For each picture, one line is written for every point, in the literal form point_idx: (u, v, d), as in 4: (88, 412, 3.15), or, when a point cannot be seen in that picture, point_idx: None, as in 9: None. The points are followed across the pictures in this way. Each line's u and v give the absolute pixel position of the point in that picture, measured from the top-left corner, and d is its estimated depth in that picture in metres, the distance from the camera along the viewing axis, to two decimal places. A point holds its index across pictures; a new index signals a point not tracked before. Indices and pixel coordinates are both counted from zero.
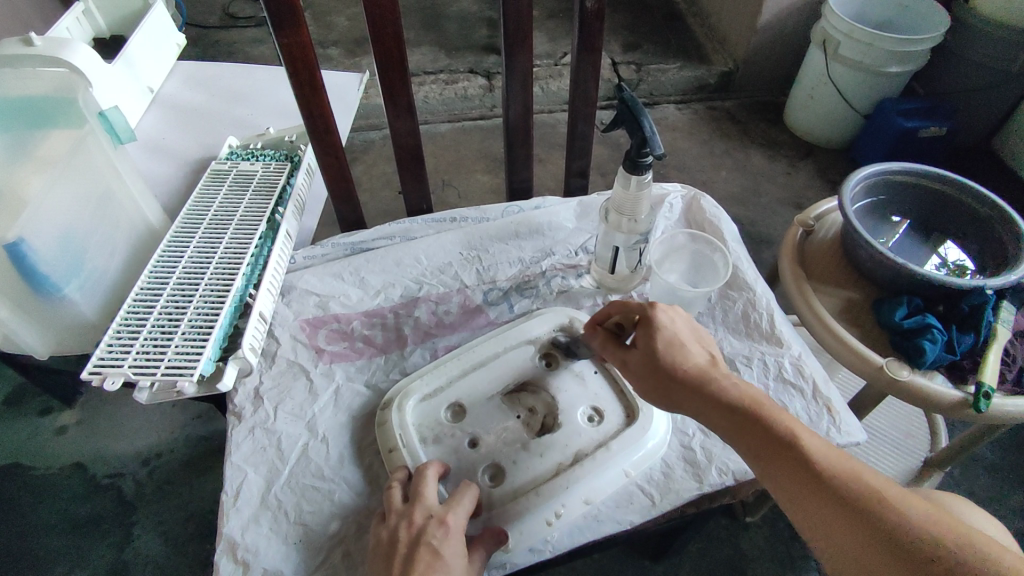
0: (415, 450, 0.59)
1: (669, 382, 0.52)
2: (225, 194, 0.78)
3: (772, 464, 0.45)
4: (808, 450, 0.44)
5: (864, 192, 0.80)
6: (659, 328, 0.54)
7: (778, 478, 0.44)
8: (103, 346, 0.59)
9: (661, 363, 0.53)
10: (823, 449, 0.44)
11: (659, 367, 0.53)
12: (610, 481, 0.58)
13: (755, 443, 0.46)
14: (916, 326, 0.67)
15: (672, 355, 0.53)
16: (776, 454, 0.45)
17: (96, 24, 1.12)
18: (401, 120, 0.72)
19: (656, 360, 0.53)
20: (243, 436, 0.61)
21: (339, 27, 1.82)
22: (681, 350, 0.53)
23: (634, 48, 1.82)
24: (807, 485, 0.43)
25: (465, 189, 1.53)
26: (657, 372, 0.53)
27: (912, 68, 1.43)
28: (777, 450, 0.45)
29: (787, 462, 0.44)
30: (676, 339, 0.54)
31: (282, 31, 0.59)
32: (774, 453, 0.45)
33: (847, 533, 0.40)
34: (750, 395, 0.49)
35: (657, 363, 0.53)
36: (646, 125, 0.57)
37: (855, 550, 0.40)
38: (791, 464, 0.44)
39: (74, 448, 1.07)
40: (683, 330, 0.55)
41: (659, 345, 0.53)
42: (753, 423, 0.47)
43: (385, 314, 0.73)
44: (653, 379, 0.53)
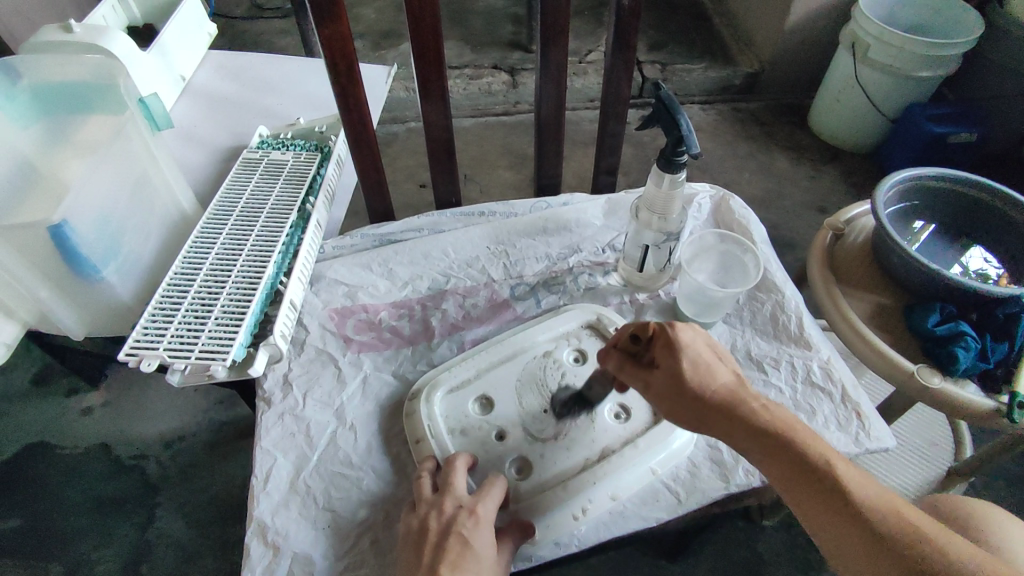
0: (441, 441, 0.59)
1: (693, 406, 0.49)
2: (257, 183, 0.79)
3: (809, 502, 0.43)
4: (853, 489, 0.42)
5: (894, 197, 0.79)
6: (682, 349, 0.49)
7: (813, 515, 0.43)
8: (139, 328, 0.61)
9: (686, 387, 0.48)
10: (862, 483, 0.43)
11: (687, 393, 0.48)
12: (637, 478, 0.58)
13: (791, 477, 0.44)
14: (949, 333, 0.66)
15: (699, 377, 0.49)
16: (817, 494, 0.42)
17: (131, 13, 1.13)
18: (435, 113, 0.72)
19: (683, 387, 0.49)
20: (273, 422, 0.62)
21: (365, 19, 1.83)
22: (708, 371, 0.49)
23: (659, 47, 1.81)
24: (844, 521, 0.41)
25: (487, 184, 1.54)
26: (682, 395, 0.49)
27: (943, 73, 1.41)
28: (812, 488, 0.43)
29: (825, 498, 0.42)
30: (701, 362, 0.49)
31: (323, 21, 0.59)
32: (807, 485, 0.43)
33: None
34: (782, 419, 0.46)
35: (682, 387, 0.49)
36: (682, 123, 0.57)
37: None
38: (830, 500, 0.42)
39: (101, 429, 1.09)
40: (703, 347, 0.51)
41: (684, 367, 0.49)
42: (784, 454, 0.45)
43: (413, 306, 0.74)
44: (676, 400, 0.49)
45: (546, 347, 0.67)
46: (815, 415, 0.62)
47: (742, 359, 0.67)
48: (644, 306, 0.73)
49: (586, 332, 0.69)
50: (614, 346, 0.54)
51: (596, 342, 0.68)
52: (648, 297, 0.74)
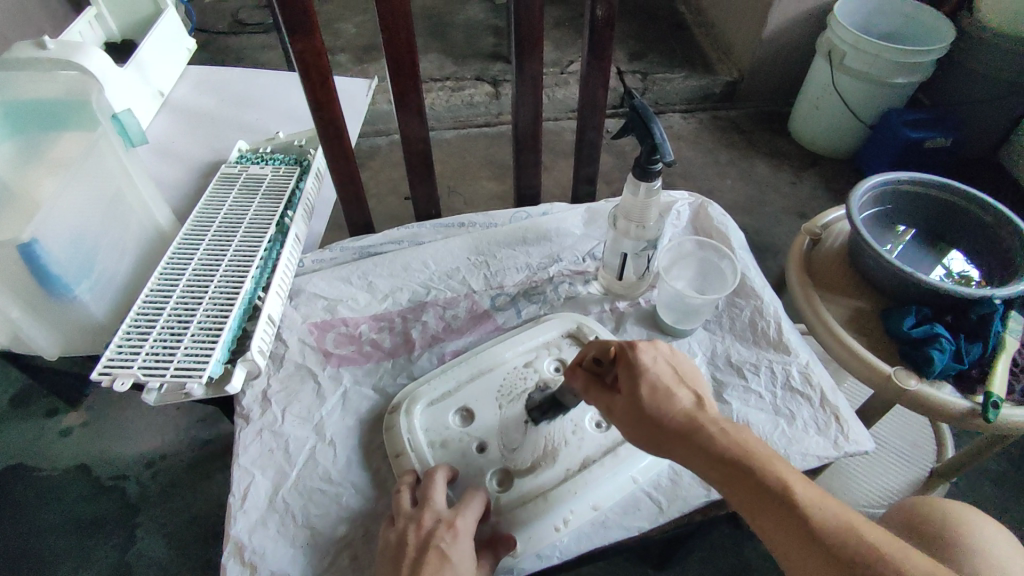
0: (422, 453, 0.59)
1: (649, 430, 0.49)
2: (235, 198, 0.78)
3: (769, 524, 0.41)
4: (814, 511, 0.40)
5: (871, 202, 0.80)
6: (637, 371, 0.50)
7: (774, 540, 0.41)
8: (112, 347, 0.60)
9: (643, 410, 0.49)
10: (826, 506, 0.41)
11: (643, 415, 0.49)
12: (618, 487, 0.58)
13: (751, 502, 0.43)
14: (924, 335, 0.67)
15: (655, 401, 0.49)
16: (777, 521, 0.41)
17: (108, 29, 1.13)
18: (412, 124, 0.72)
19: (641, 411, 0.49)
20: (251, 439, 0.62)
21: (347, 34, 1.84)
22: (664, 393, 0.50)
23: (640, 57, 1.83)
24: (807, 549, 0.39)
25: (471, 196, 1.54)
26: (638, 417, 0.50)
27: (917, 78, 1.43)
28: (770, 509, 0.41)
29: (783, 518, 0.41)
30: (659, 385, 0.50)
31: (296, 36, 0.59)
32: (767, 511, 0.41)
33: None
34: (740, 439, 0.45)
35: (640, 411, 0.49)
36: (655, 131, 0.57)
37: None
38: (789, 522, 0.40)
39: (79, 450, 1.08)
40: (659, 371, 0.51)
41: (641, 391, 0.50)
42: (740, 473, 0.43)
43: (393, 318, 0.73)
44: (639, 424, 0.50)
45: (526, 357, 0.67)
46: (794, 420, 0.62)
47: (722, 365, 0.68)
48: (624, 314, 0.73)
49: (567, 341, 0.69)
50: (583, 368, 0.56)
51: (578, 351, 0.68)
52: (629, 304, 0.74)
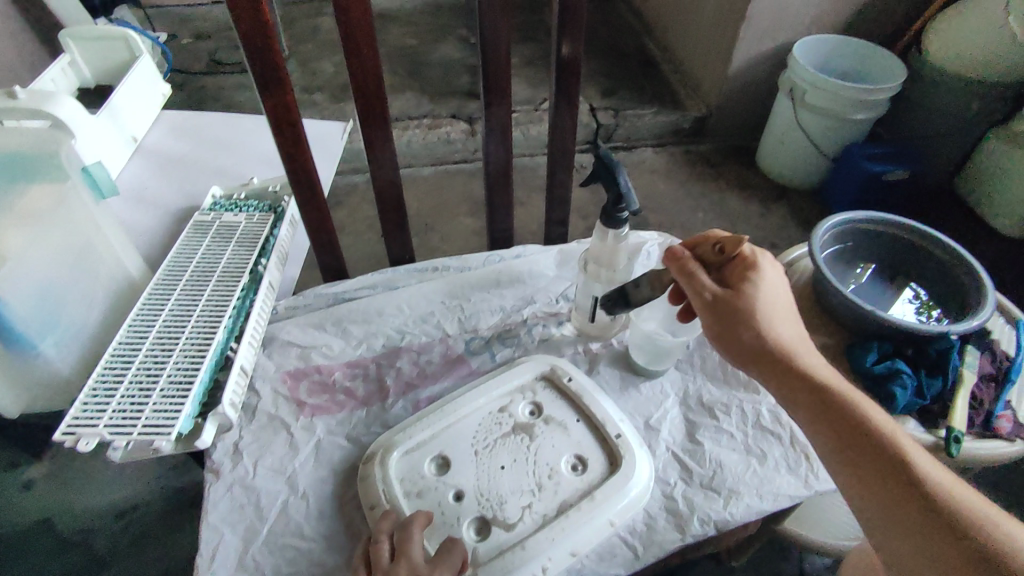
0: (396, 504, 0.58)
1: (748, 335, 0.52)
2: (208, 246, 0.78)
3: (854, 445, 0.46)
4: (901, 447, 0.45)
5: (831, 241, 0.83)
6: (762, 282, 0.53)
7: (854, 457, 0.46)
8: (78, 405, 0.59)
9: (753, 319, 0.52)
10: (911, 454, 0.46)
11: (754, 322, 0.52)
12: (595, 531, 0.57)
13: (839, 423, 0.47)
14: (886, 372, 0.69)
15: (768, 315, 0.52)
16: (864, 447, 0.46)
17: (82, 75, 1.14)
18: (384, 172, 0.73)
19: (751, 317, 0.52)
20: (220, 495, 0.61)
21: (323, 73, 1.86)
22: (779, 312, 0.53)
23: (612, 94, 1.88)
24: (888, 471, 0.44)
25: (448, 232, 1.55)
26: (739, 321, 0.52)
27: (875, 115, 1.50)
28: (859, 434, 0.46)
29: (870, 447, 0.46)
30: (777, 304, 0.53)
31: (267, 92, 0.60)
32: (857, 432, 0.46)
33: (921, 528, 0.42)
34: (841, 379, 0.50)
35: (750, 318, 0.52)
36: (621, 181, 0.59)
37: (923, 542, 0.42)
38: (871, 445, 0.45)
39: (43, 503, 1.04)
40: (779, 296, 0.54)
41: (756, 300, 0.52)
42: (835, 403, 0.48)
43: (367, 365, 0.73)
44: (742, 325, 0.52)
45: (500, 402, 0.67)
46: (765, 460, 0.63)
47: (694, 406, 0.69)
48: (597, 355, 0.74)
49: (542, 384, 0.69)
50: (682, 259, 0.56)
51: (552, 394, 0.68)
52: (601, 346, 0.75)
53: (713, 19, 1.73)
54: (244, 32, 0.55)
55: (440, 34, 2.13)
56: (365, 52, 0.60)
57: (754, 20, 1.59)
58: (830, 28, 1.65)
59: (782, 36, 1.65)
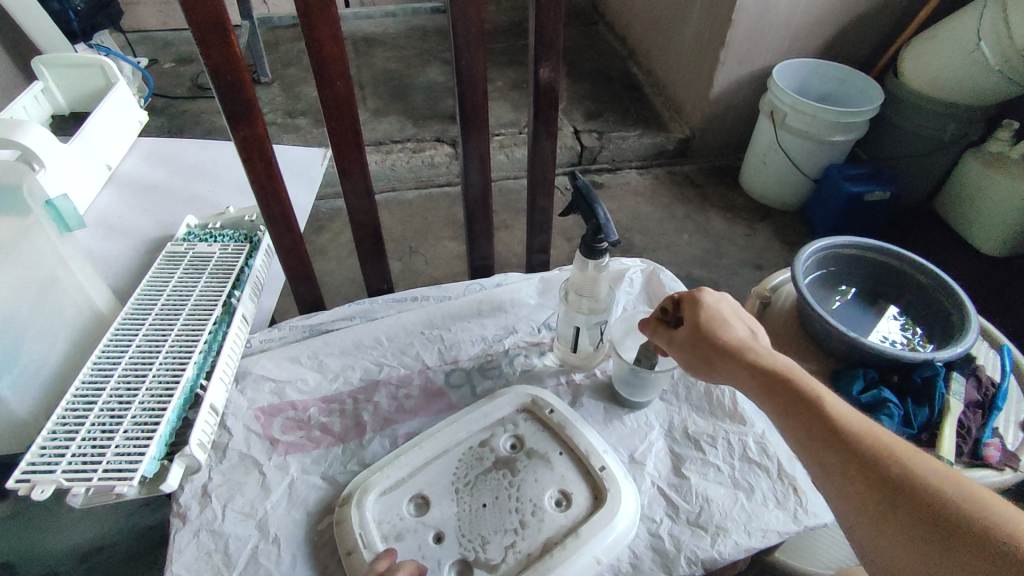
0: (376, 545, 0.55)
1: (706, 353, 0.55)
2: (180, 277, 0.76)
3: (798, 422, 0.46)
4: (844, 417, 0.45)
5: (813, 266, 0.82)
6: (705, 306, 0.58)
7: (800, 435, 0.46)
8: (35, 449, 0.56)
9: (703, 335, 0.56)
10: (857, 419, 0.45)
11: (704, 338, 0.56)
12: (581, 569, 0.55)
13: (784, 405, 0.48)
14: (873, 401, 0.68)
15: (716, 330, 0.56)
16: (806, 421, 0.46)
17: (56, 102, 1.12)
18: (360, 201, 0.72)
19: (702, 336, 0.56)
20: (186, 541, 0.58)
21: (308, 97, 1.86)
22: (723, 324, 0.56)
23: (595, 116, 1.89)
24: (829, 440, 0.44)
25: (433, 256, 1.54)
26: (700, 344, 0.56)
27: (854, 137, 1.51)
28: (798, 409, 0.47)
29: (810, 418, 0.46)
30: (721, 319, 0.57)
31: (238, 125, 0.59)
32: (796, 409, 0.47)
33: (866, 494, 0.41)
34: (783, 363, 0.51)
35: (701, 337, 0.56)
36: (600, 212, 0.58)
37: (874, 510, 0.41)
38: (810, 418, 0.46)
39: (5, 544, 0.99)
40: (731, 312, 0.58)
41: (703, 320, 0.57)
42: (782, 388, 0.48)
43: (343, 400, 0.71)
44: (699, 347, 0.56)
45: (481, 437, 0.65)
46: (753, 494, 0.62)
47: (680, 438, 0.67)
48: (580, 386, 0.73)
49: (523, 416, 0.67)
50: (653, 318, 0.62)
51: (535, 428, 0.66)
52: (584, 376, 0.74)
53: (694, 44, 1.75)
54: (213, 66, 0.54)
55: (425, 58, 2.14)
56: (338, 84, 0.59)
57: (734, 45, 1.61)
58: (809, 53, 1.67)
59: (762, 60, 1.67)
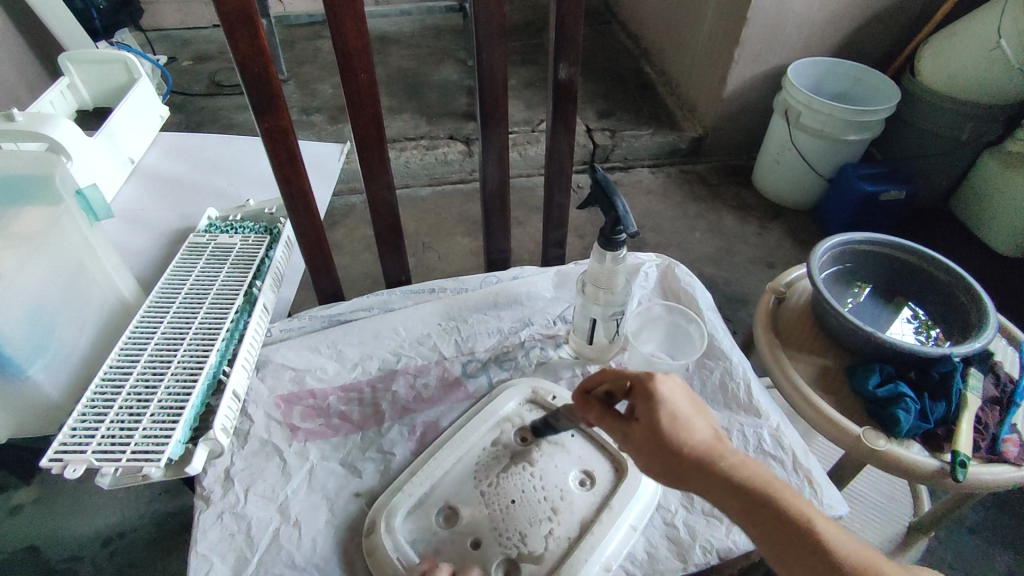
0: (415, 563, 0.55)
1: (668, 470, 0.44)
2: (203, 267, 0.78)
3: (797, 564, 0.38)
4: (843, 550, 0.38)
5: (830, 261, 0.82)
6: (657, 400, 0.46)
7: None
8: (65, 430, 0.57)
9: (661, 438, 0.45)
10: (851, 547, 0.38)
11: (662, 446, 0.45)
12: (621, 541, 0.58)
13: (766, 533, 0.40)
14: (890, 395, 0.68)
15: (677, 430, 0.45)
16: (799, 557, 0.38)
17: (80, 97, 1.14)
18: (381, 193, 0.73)
19: (659, 438, 0.45)
20: (210, 523, 0.59)
21: (323, 94, 1.87)
22: (685, 424, 0.46)
23: (608, 115, 1.90)
24: None
25: (446, 252, 1.55)
26: (657, 447, 0.45)
27: (869, 136, 1.51)
28: (790, 543, 0.39)
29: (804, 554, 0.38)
30: (678, 415, 0.46)
31: (264, 116, 0.60)
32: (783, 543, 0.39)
33: None
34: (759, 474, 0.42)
35: (658, 441, 0.45)
36: (618, 205, 0.59)
37: None
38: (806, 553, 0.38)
39: (28, 529, 1.01)
40: (685, 402, 0.47)
41: (660, 420, 0.46)
42: (762, 512, 0.40)
43: (362, 389, 0.72)
44: (654, 454, 0.45)
45: (492, 434, 0.66)
46: None
47: None
48: None
49: (528, 406, 0.69)
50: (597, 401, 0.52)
51: (537, 416, 0.68)
52: (600, 368, 0.74)
53: (708, 42, 1.75)
54: (241, 58, 0.55)
55: (440, 56, 2.15)
56: (362, 77, 0.60)
57: (748, 44, 1.61)
58: (824, 51, 1.67)
59: (777, 59, 1.66)
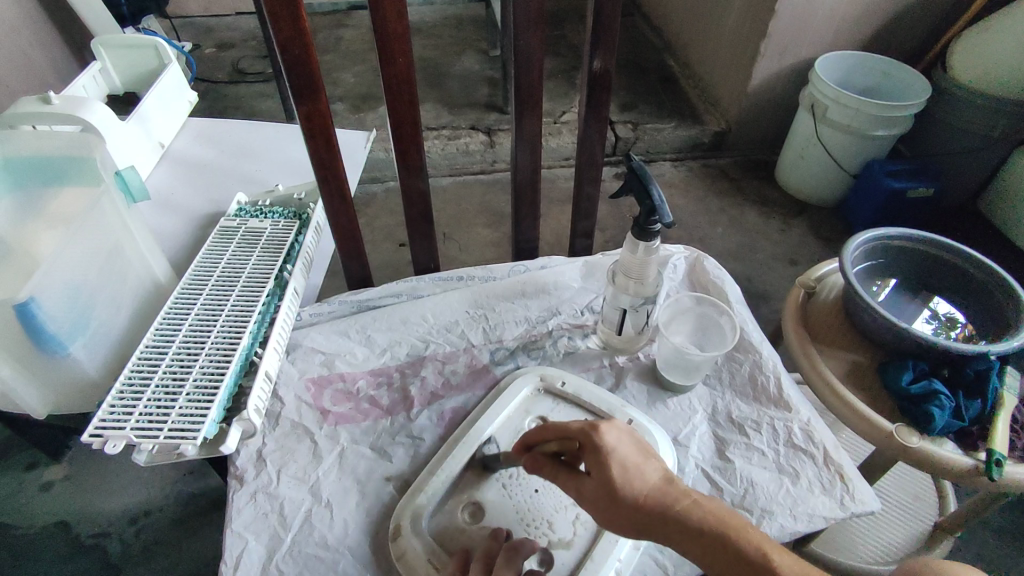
0: (449, 561, 0.55)
1: (631, 520, 0.46)
2: (234, 251, 0.78)
3: None
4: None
5: (861, 256, 0.81)
6: (607, 452, 0.48)
7: None
8: (105, 407, 0.58)
9: (618, 492, 0.46)
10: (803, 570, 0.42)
11: (618, 500, 0.46)
12: None
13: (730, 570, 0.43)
14: (923, 392, 0.66)
15: (628, 481, 0.47)
16: None
17: (112, 82, 1.15)
18: (413, 179, 0.73)
19: (614, 493, 0.47)
20: (244, 502, 0.60)
21: (345, 83, 1.88)
22: (635, 473, 0.47)
23: (631, 107, 1.88)
24: None
25: (466, 242, 1.55)
26: (616, 502, 0.46)
27: (898, 132, 1.48)
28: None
29: None
30: (629, 464, 0.48)
31: (302, 99, 0.61)
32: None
33: None
34: (717, 516, 0.45)
35: (614, 495, 0.46)
36: (654, 193, 0.59)
37: None
38: None
39: (59, 505, 1.04)
40: (632, 446, 0.49)
41: (611, 474, 0.47)
42: (724, 551, 0.43)
43: (391, 374, 0.73)
44: (612, 507, 0.47)
45: (512, 421, 0.66)
46: (798, 479, 0.62)
47: (724, 423, 0.67)
48: (624, 368, 0.73)
49: (540, 395, 0.69)
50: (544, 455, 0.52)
51: (551, 404, 0.68)
52: (628, 359, 0.74)
53: (734, 34, 1.72)
54: (283, 41, 0.55)
55: (460, 47, 2.14)
56: (400, 61, 0.60)
57: (775, 36, 1.58)
58: (853, 45, 1.64)
59: (805, 52, 1.64)
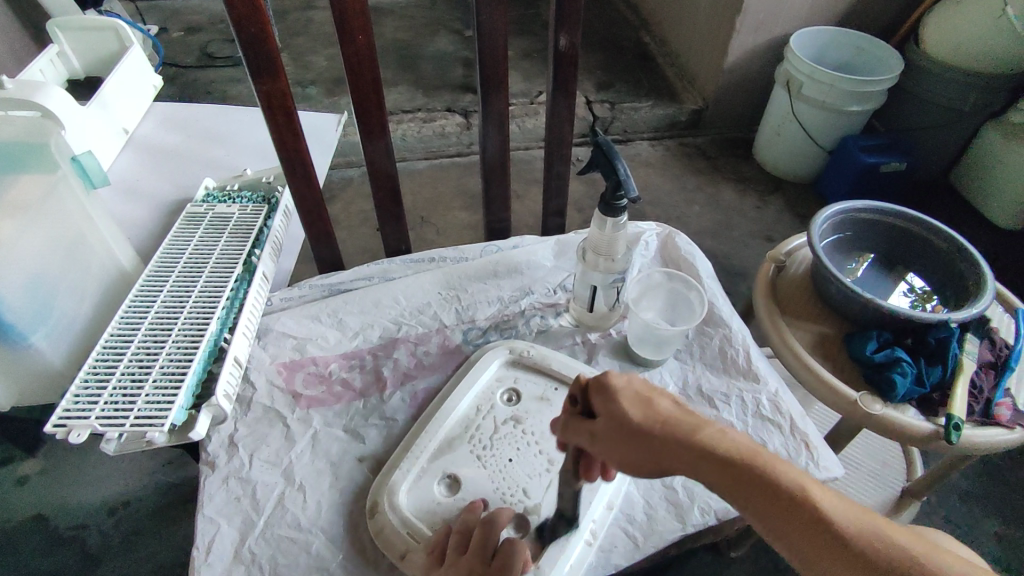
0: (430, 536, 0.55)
1: (648, 457, 0.42)
2: (201, 236, 0.77)
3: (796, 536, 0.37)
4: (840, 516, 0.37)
5: (830, 230, 0.82)
6: (614, 388, 0.44)
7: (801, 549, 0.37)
8: (69, 397, 0.57)
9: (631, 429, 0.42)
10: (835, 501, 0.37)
11: (631, 436, 0.42)
12: (619, 488, 0.60)
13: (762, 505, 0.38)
14: (887, 360, 0.68)
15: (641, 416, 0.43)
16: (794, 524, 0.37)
17: (71, 67, 1.12)
18: (381, 160, 0.72)
19: (626, 429, 0.42)
20: (216, 487, 0.60)
21: (317, 66, 1.84)
22: (648, 408, 0.43)
23: (608, 86, 1.87)
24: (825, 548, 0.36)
25: (444, 226, 1.54)
26: (633, 442, 0.42)
27: (871, 106, 1.50)
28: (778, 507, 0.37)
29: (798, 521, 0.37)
30: (640, 399, 0.43)
31: (261, 78, 0.59)
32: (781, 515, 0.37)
33: None
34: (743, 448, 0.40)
35: (626, 431, 0.42)
36: (620, 168, 0.59)
37: None
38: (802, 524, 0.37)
39: (36, 499, 1.03)
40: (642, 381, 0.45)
41: (621, 411, 0.43)
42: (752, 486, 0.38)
43: (363, 356, 0.72)
44: (627, 447, 0.42)
45: (484, 397, 0.67)
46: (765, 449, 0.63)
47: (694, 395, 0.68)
48: (596, 346, 0.74)
49: (512, 370, 0.69)
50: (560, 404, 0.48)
51: (521, 376, 0.69)
52: (600, 336, 0.75)
53: (709, 10, 1.71)
54: (237, 18, 0.54)
55: (435, 27, 2.11)
56: (360, 38, 0.59)
57: (750, 11, 1.58)
58: (827, 20, 1.64)
59: (779, 28, 1.64)
